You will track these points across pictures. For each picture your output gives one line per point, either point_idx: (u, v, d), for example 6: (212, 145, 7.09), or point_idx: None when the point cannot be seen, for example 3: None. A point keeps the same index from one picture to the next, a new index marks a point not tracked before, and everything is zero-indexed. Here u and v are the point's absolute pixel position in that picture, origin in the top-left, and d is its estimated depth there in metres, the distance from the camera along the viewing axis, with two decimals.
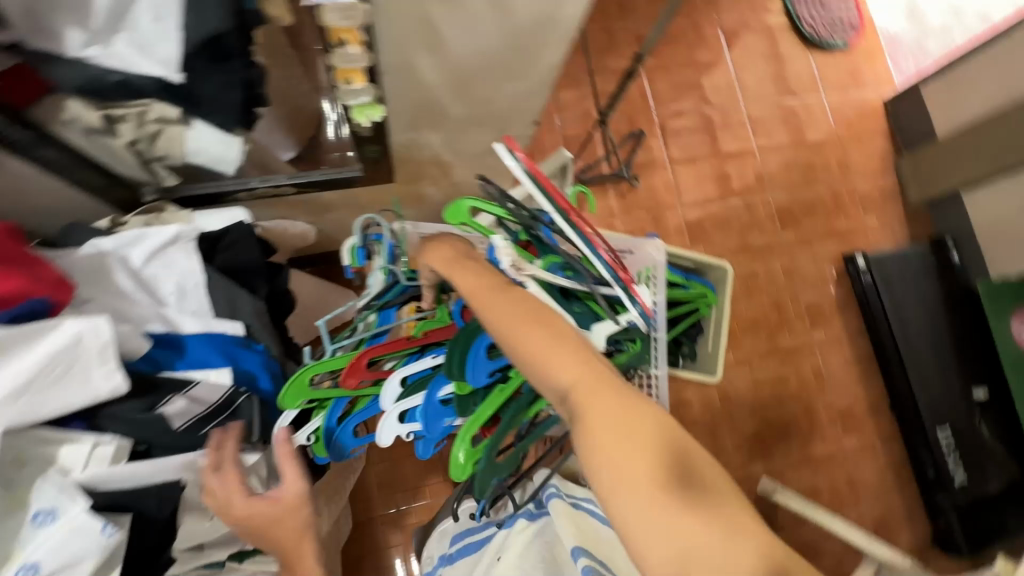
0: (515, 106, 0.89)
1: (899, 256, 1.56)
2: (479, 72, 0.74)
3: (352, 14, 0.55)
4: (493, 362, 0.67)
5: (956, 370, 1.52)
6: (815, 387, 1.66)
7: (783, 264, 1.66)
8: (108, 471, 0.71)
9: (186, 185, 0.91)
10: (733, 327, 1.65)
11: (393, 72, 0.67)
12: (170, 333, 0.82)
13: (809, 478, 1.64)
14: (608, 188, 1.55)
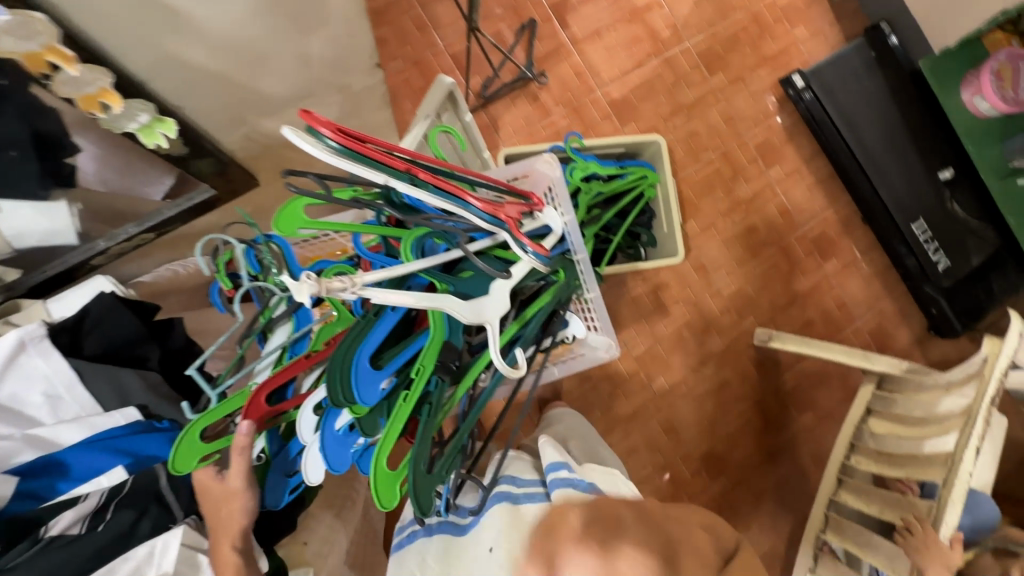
0: (327, 57, 1.01)
1: (835, 62, 1.50)
2: (264, 46, 0.84)
3: (39, 32, 0.56)
4: (383, 372, 0.62)
5: (918, 159, 1.50)
6: (785, 224, 1.59)
7: (720, 111, 1.58)
8: None
9: (29, 275, 0.84)
10: (687, 194, 1.56)
11: (161, 74, 0.73)
12: (38, 456, 0.71)
13: (800, 316, 1.57)
14: (517, 96, 1.51)
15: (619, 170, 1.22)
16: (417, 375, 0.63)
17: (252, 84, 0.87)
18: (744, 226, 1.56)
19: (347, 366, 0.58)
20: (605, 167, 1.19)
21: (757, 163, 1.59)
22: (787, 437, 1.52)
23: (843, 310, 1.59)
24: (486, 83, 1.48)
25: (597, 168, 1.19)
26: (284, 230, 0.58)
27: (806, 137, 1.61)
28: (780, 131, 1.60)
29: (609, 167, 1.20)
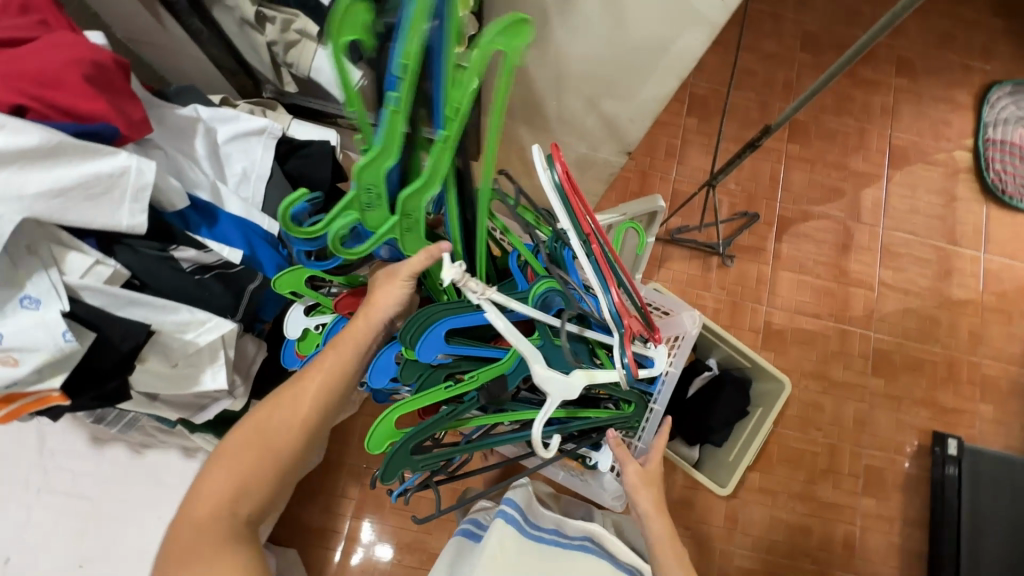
0: (617, 129, 0.84)
1: (986, 455, 1.63)
2: (581, 82, 0.75)
3: (464, 22, 0.64)
4: (448, 348, 0.64)
5: (987, 457, 1.64)
6: (851, 431, 1.72)
7: (820, 302, 1.82)
8: (147, 408, 0.66)
9: (301, 95, 1.00)
10: (768, 345, 1.77)
11: (498, 49, 0.72)
12: (212, 204, 0.67)
13: (805, 515, 1.65)
14: (670, 197, 1.81)
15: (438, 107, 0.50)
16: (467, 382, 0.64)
17: (578, 110, 0.82)
18: (799, 404, 1.73)
19: (427, 322, 0.61)
20: (405, 204, 0.56)
21: (834, 360, 1.78)
22: None
23: (851, 544, 1.64)
24: (655, 177, 1.82)
25: (415, 209, 0.57)
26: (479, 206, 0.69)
27: (885, 372, 1.78)
28: (869, 350, 1.79)
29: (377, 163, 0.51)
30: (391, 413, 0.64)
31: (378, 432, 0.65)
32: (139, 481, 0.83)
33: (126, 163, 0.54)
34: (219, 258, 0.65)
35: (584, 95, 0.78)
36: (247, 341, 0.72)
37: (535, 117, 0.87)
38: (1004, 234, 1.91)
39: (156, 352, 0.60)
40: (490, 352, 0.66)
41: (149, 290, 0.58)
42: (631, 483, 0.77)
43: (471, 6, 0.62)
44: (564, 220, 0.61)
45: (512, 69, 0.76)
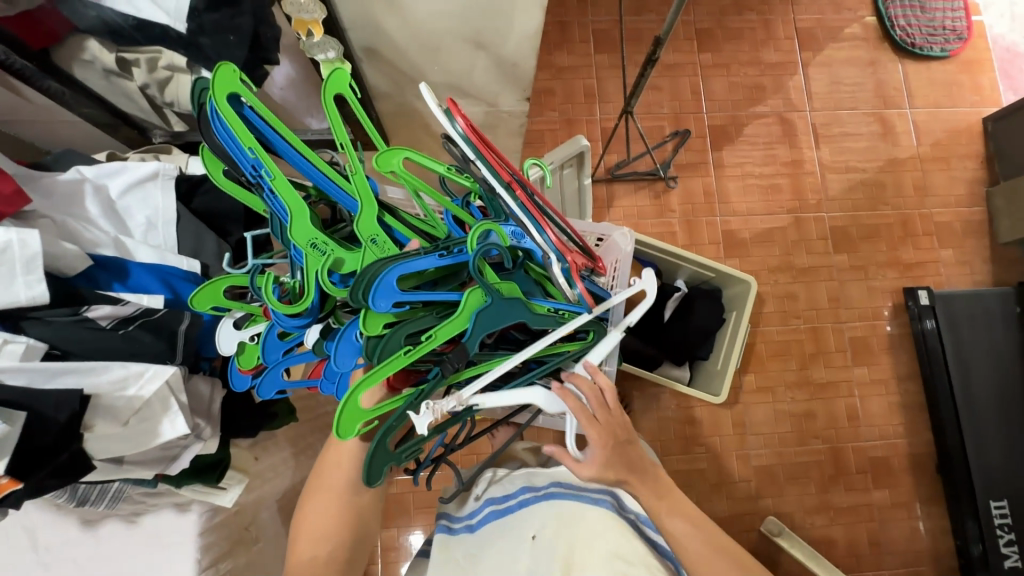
0: (505, 76, 0.83)
1: (959, 296, 1.69)
2: (450, 37, 0.74)
3: (310, 7, 0.64)
4: (406, 295, 0.56)
5: (958, 298, 1.70)
6: (829, 310, 1.77)
7: (769, 198, 1.85)
8: (115, 471, 0.66)
9: (193, 132, 0.99)
10: (733, 253, 1.80)
11: (358, 26, 0.72)
12: (118, 258, 0.68)
13: (806, 401, 1.71)
14: (601, 137, 1.81)
15: (312, 161, 0.58)
16: (437, 334, 0.57)
17: (459, 68, 0.81)
18: (774, 299, 1.77)
19: (377, 270, 0.55)
20: (363, 231, 0.58)
21: (796, 248, 1.81)
22: (775, 506, 1.64)
23: (854, 416, 1.71)
24: (582, 121, 1.81)
25: (373, 230, 0.59)
26: (381, 166, 0.62)
27: (846, 247, 1.83)
28: (827, 231, 1.83)
29: (301, 221, 0.56)
30: (355, 392, 0.56)
31: (347, 416, 0.57)
32: (143, 548, 0.83)
33: (7, 238, 0.53)
34: (139, 308, 0.64)
35: (459, 50, 0.77)
36: (199, 382, 0.71)
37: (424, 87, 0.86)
38: (923, 83, 1.95)
39: (102, 416, 0.59)
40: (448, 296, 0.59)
41: (75, 356, 0.58)
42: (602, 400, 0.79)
43: None
44: (483, 168, 0.56)
45: (380, 42, 0.75)
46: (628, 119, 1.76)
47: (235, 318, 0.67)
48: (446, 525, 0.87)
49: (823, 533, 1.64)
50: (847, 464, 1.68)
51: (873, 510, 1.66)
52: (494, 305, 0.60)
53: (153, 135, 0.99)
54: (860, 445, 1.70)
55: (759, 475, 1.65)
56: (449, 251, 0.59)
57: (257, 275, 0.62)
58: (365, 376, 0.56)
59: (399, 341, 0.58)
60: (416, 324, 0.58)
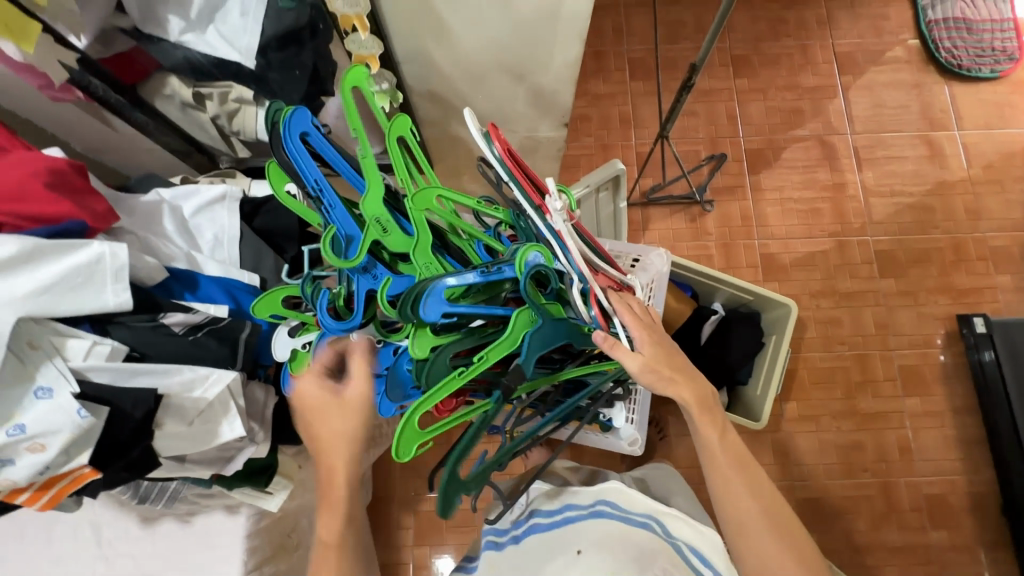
0: (545, 104, 0.87)
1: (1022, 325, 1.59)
2: (495, 68, 0.79)
3: (368, 44, 0.70)
4: (451, 310, 0.59)
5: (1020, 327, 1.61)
6: (876, 336, 1.71)
7: (810, 221, 1.82)
8: (177, 470, 0.71)
9: (255, 158, 1.07)
10: (773, 277, 1.77)
11: (411, 60, 0.78)
12: (190, 271, 0.74)
13: (853, 431, 1.64)
14: (636, 162, 1.84)
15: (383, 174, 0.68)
16: (484, 358, 0.59)
17: (502, 97, 0.86)
18: (816, 324, 1.72)
19: (420, 286, 0.58)
20: (419, 259, 0.65)
21: (839, 272, 1.77)
22: (820, 542, 1.56)
23: (907, 449, 1.62)
24: (617, 146, 1.84)
25: (427, 257, 0.65)
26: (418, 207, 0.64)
27: (893, 271, 1.77)
28: (872, 255, 1.78)
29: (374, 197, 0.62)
30: (412, 415, 0.58)
31: (407, 437, 0.58)
32: (195, 547, 0.87)
33: (100, 251, 0.60)
34: (207, 316, 0.70)
35: (504, 80, 0.82)
36: (256, 388, 0.75)
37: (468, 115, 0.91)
38: (973, 105, 1.89)
39: (172, 414, 0.64)
40: (491, 310, 0.62)
41: (150, 359, 0.63)
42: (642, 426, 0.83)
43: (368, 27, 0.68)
44: (515, 190, 0.59)
45: (430, 73, 0.81)
46: (663, 144, 1.78)
47: (289, 327, 0.72)
48: (494, 542, 0.86)
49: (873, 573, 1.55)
50: (900, 501, 1.59)
51: (931, 552, 1.56)
52: (544, 329, 0.62)
53: (221, 161, 1.08)
54: (914, 480, 1.60)
55: (802, 508, 1.58)
56: (489, 269, 0.62)
57: (309, 279, 0.67)
58: (418, 402, 0.58)
59: (445, 361, 0.61)
60: (459, 345, 0.62)
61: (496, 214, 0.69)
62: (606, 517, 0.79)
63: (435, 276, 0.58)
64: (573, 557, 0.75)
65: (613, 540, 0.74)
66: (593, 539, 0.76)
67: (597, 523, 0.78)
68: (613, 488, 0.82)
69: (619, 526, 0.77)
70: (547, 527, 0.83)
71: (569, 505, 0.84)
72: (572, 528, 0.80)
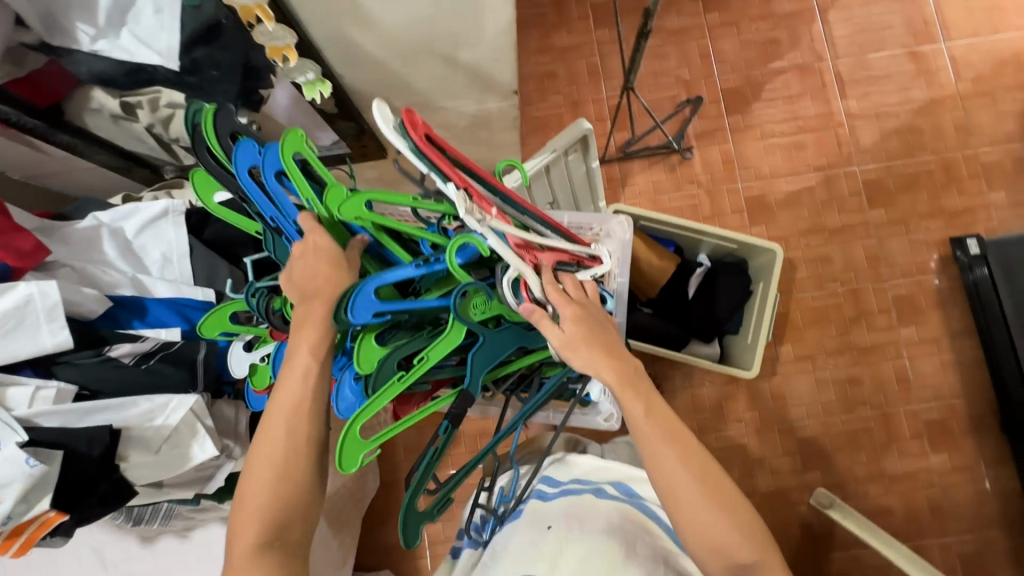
0: (488, 76, 0.82)
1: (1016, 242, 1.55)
2: (424, 45, 0.74)
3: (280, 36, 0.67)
4: (386, 309, 0.58)
5: (1016, 245, 1.57)
6: (868, 269, 1.68)
7: (795, 157, 1.76)
8: (159, 494, 0.71)
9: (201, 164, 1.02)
10: (760, 220, 1.73)
11: (333, 46, 0.73)
12: (136, 297, 0.72)
13: (849, 366, 1.63)
14: (609, 116, 1.76)
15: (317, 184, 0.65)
16: (428, 357, 0.58)
17: (439, 74, 0.81)
18: (806, 263, 1.69)
19: (353, 290, 0.57)
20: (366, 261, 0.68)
21: (826, 207, 1.72)
22: (822, 477, 1.59)
23: (905, 378, 1.62)
24: (588, 102, 1.77)
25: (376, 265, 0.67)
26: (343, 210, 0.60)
27: (883, 201, 1.72)
28: (859, 186, 1.73)
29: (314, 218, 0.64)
30: (354, 424, 0.57)
31: (350, 447, 0.58)
32: (197, 559, 0.89)
33: (28, 292, 0.58)
34: (157, 343, 0.68)
35: (437, 55, 0.76)
36: (223, 406, 0.75)
37: (410, 95, 0.86)
38: (958, 14, 1.79)
39: (135, 446, 0.63)
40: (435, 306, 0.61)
41: (103, 395, 0.63)
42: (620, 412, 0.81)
43: (273, 18, 0.64)
44: (437, 180, 0.55)
45: (357, 58, 0.76)
46: (634, 94, 1.70)
47: (244, 341, 0.71)
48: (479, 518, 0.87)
49: (876, 502, 1.58)
50: (899, 429, 1.60)
51: (933, 476, 1.58)
52: (487, 341, 0.63)
53: (165, 171, 1.04)
54: (913, 407, 1.61)
55: (803, 447, 1.60)
56: (426, 262, 0.60)
57: (251, 289, 0.65)
58: (360, 409, 0.57)
59: (393, 368, 0.61)
60: (407, 348, 0.61)
61: (441, 208, 0.64)
62: (584, 493, 0.80)
63: (370, 271, 0.56)
64: (546, 532, 0.74)
65: (591, 510, 0.76)
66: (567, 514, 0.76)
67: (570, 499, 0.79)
68: (598, 468, 0.87)
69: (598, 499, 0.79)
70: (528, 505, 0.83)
71: (545, 481, 0.86)
72: (543, 505, 0.81)
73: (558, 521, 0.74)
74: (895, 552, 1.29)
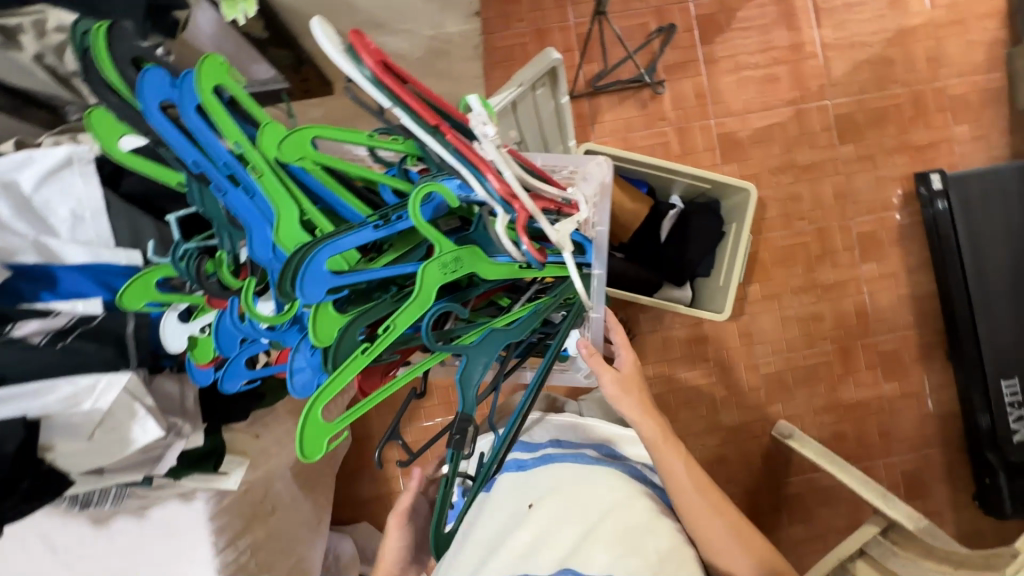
0: None
1: (982, 176, 1.55)
2: None
3: None
4: (341, 279, 0.50)
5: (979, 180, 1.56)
6: (835, 206, 1.68)
7: (768, 90, 1.69)
8: (101, 479, 0.65)
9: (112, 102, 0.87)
10: (732, 158, 1.69)
11: None
12: (41, 264, 0.65)
13: (812, 304, 1.67)
14: (578, 45, 1.64)
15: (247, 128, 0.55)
16: (395, 326, 0.51)
17: None
18: (776, 202, 1.68)
19: (300, 260, 0.48)
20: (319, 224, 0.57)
21: (797, 143, 1.69)
22: (782, 410, 1.66)
23: (864, 313, 1.67)
24: (555, 30, 1.63)
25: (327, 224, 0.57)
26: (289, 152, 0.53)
27: (852, 136, 1.69)
28: (830, 121, 1.70)
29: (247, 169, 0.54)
30: (315, 405, 0.51)
31: (312, 433, 0.51)
32: (157, 537, 0.84)
33: None
34: (73, 317, 0.59)
35: None
36: (164, 381, 0.67)
37: (353, 15, 0.74)
38: None
39: (59, 433, 0.56)
40: (400, 269, 0.53)
41: (11, 381, 0.54)
42: (610, 392, 0.76)
43: None
44: (403, 116, 0.47)
45: None
46: (605, 20, 1.57)
47: (179, 311, 0.62)
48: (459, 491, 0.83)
49: (831, 429, 1.67)
50: (855, 361, 1.67)
51: (883, 403, 1.67)
52: (471, 359, 0.59)
53: (67, 112, 0.88)
54: (869, 340, 1.67)
55: (767, 383, 1.66)
56: (386, 220, 0.52)
57: (178, 251, 0.57)
58: (319, 390, 0.51)
59: (355, 337, 0.53)
60: (369, 315, 0.53)
61: (396, 147, 0.57)
62: (561, 460, 0.77)
63: (321, 236, 0.48)
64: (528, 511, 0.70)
65: (576, 481, 0.72)
66: (549, 485, 0.72)
67: (549, 468, 0.75)
68: (570, 423, 0.87)
69: (580, 464, 0.76)
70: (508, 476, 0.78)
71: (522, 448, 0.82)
72: (521, 475, 0.77)
73: (539, 497, 0.71)
74: (848, 477, 1.37)
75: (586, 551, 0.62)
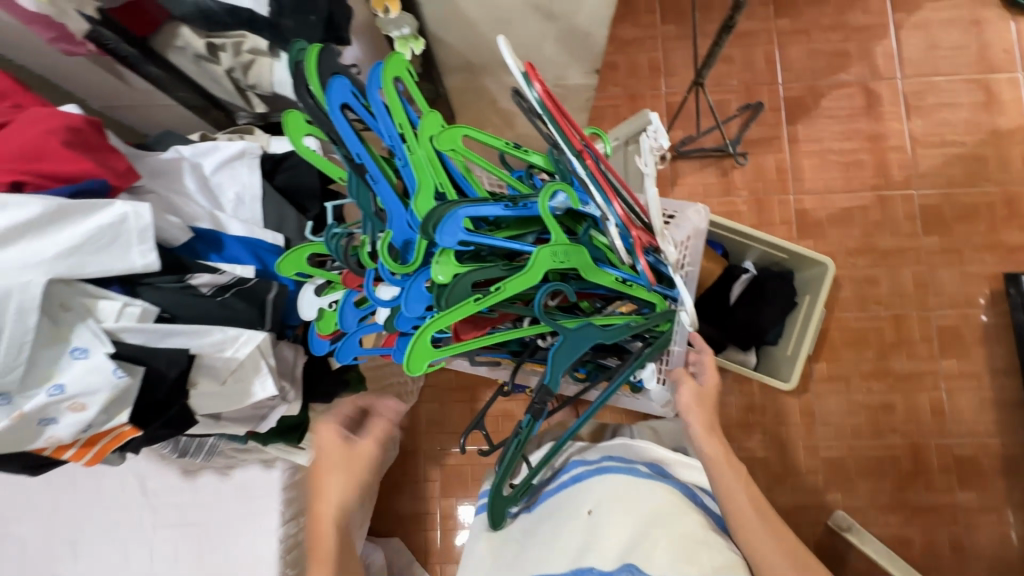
0: (574, 49, 0.82)
1: None
2: (520, 11, 0.75)
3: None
4: (471, 237, 0.58)
5: None
6: (915, 295, 1.64)
7: (850, 174, 1.72)
8: (215, 426, 0.73)
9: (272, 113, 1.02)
10: (808, 235, 1.70)
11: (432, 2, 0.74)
12: (213, 231, 0.73)
13: (883, 392, 1.61)
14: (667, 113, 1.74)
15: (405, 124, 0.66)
16: (507, 286, 0.57)
17: (527, 43, 0.81)
18: (851, 283, 1.66)
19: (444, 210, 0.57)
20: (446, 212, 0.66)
21: (878, 228, 1.68)
22: (841, 499, 1.56)
23: (940, 410, 1.59)
24: (647, 97, 1.75)
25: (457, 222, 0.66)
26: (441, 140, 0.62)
27: (938, 228, 1.67)
28: (915, 211, 1.69)
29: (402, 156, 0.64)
30: (423, 332, 0.59)
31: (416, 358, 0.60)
32: (234, 497, 0.91)
33: (123, 211, 0.59)
34: (232, 277, 0.69)
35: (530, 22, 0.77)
36: (285, 347, 0.76)
37: (493, 62, 0.86)
38: None
39: (205, 373, 0.65)
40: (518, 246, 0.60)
41: (180, 320, 0.64)
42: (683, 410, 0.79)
43: None
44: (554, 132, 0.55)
45: (452, 18, 0.77)
46: (696, 92, 1.68)
47: (315, 285, 0.72)
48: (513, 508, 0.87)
49: (895, 530, 1.55)
50: (927, 461, 1.57)
51: (957, 511, 1.55)
52: (568, 339, 0.65)
53: (238, 117, 1.04)
54: (945, 441, 1.57)
55: (828, 468, 1.58)
56: (515, 203, 0.60)
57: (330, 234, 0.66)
58: (429, 320, 0.58)
59: (466, 289, 0.60)
60: (483, 273, 0.60)
61: (527, 159, 0.65)
62: (613, 471, 0.76)
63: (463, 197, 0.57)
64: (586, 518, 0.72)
65: (632, 488, 0.72)
66: (604, 496, 0.73)
67: (602, 476, 0.76)
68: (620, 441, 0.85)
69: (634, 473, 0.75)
70: (567, 492, 0.79)
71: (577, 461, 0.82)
72: (578, 486, 0.77)
73: (597, 504, 0.73)
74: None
75: (643, 552, 0.64)
